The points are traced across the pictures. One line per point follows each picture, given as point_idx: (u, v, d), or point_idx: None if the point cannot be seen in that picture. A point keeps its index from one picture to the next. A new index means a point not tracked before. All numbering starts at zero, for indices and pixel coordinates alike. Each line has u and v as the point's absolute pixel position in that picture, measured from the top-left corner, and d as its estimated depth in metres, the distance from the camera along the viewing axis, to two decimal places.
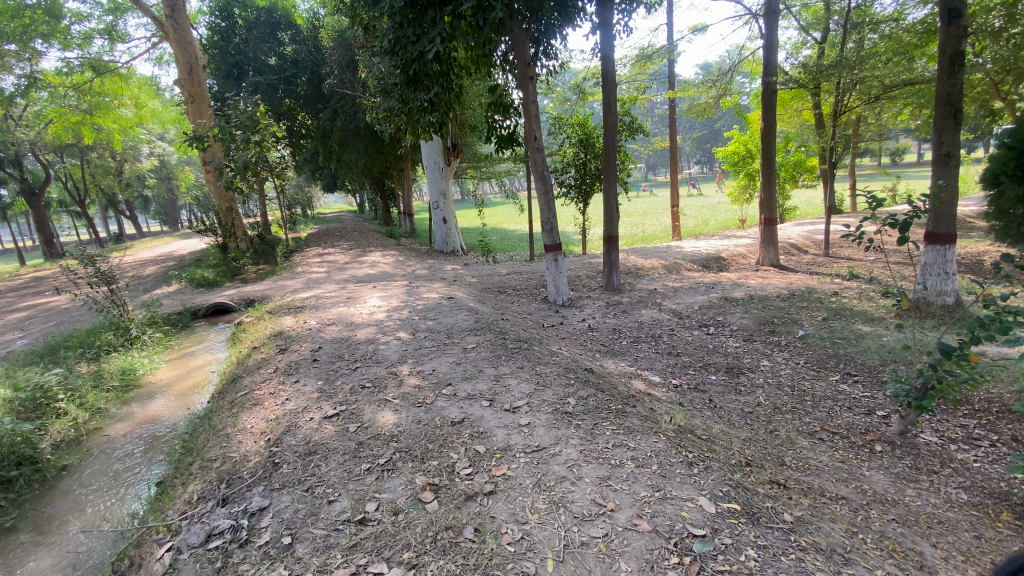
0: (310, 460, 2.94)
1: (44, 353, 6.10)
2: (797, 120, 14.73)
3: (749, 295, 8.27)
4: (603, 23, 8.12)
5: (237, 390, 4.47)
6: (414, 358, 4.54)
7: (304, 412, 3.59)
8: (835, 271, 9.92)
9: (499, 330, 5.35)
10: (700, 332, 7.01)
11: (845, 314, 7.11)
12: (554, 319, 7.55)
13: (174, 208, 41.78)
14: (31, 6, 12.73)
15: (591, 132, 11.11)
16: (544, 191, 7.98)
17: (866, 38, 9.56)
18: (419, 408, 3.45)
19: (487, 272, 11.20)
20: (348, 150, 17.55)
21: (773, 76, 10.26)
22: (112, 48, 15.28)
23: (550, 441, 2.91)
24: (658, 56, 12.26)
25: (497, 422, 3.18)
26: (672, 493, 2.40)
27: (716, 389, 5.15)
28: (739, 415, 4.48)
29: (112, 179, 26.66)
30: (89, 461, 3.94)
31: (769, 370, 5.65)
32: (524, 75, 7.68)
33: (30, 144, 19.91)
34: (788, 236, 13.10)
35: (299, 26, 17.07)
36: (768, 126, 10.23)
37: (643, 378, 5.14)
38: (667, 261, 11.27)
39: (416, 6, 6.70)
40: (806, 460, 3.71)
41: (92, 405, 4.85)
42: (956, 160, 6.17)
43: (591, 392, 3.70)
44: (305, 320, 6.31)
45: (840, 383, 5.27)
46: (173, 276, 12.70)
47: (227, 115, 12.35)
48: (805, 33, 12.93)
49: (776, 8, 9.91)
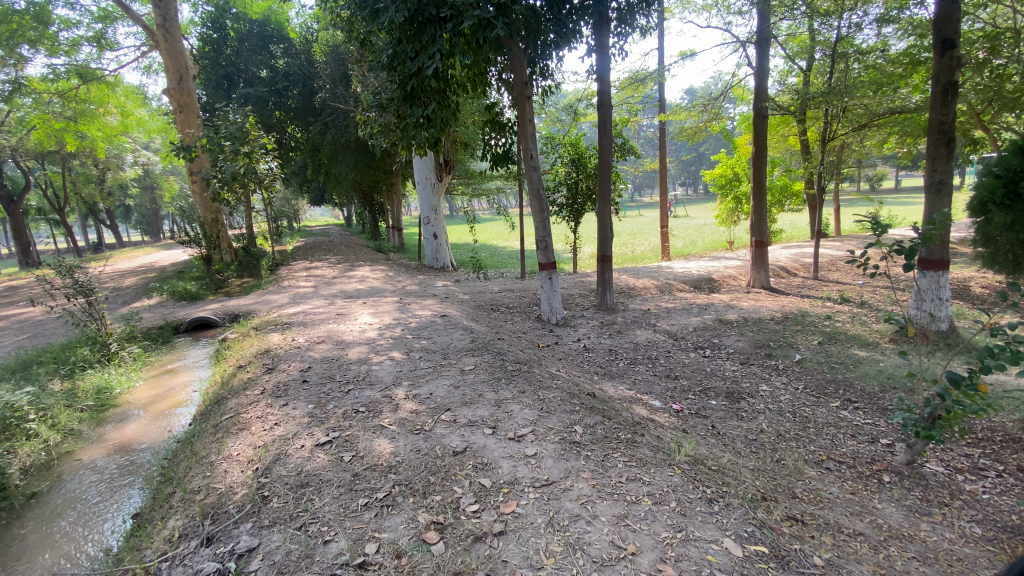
0: (302, 494, 2.73)
1: (15, 369, 5.76)
2: (783, 146, 15.04)
3: (743, 317, 8.24)
4: (599, 46, 8.18)
5: (222, 412, 4.23)
6: (410, 380, 4.36)
7: (294, 438, 3.38)
8: (825, 294, 9.99)
9: (496, 351, 5.19)
10: (697, 355, 6.92)
11: (840, 338, 7.10)
12: (549, 339, 7.42)
13: (157, 218, 41.06)
14: (19, 12, 12.42)
15: (583, 152, 11.13)
16: (539, 209, 7.90)
17: (852, 67, 9.83)
18: (418, 436, 3.27)
19: (479, 289, 11.05)
20: (338, 164, 17.41)
21: (764, 102, 10.42)
22: (100, 56, 15.04)
23: (560, 474, 2.75)
24: (650, 80, 12.45)
25: (502, 452, 3.02)
26: (695, 534, 2.27)
27: (718, 414, 5.03)
28: (744, 442, 4.37)
29: (94, 187, 26.12)
30: (60, 488, 3.66)
31: (769, 396, 5.56)
32: (521, 94, 7.65)
33: (10, 150, 19.43)
34: (777, 258, 13.22)
35: (291, 40, 17.14)
36: (760, 151, 10.35)
37: (642, 403, 5.00)
38: (659, 281, 11.25)
39: (415, 22, 6.67)
40: (817, 493, 3.59)
41: (64, 426, 4.56)
42: (949, 187, 6.26)
43: (598, 420, 3.55)
44: (293, 338, 6.08)
45: (841, 410, 5.20)
46: (154, 288, 12.35)
47: (217, 126, 12.14)
48: (791, 62, 13.30)
49: (767, 36, 10.12)
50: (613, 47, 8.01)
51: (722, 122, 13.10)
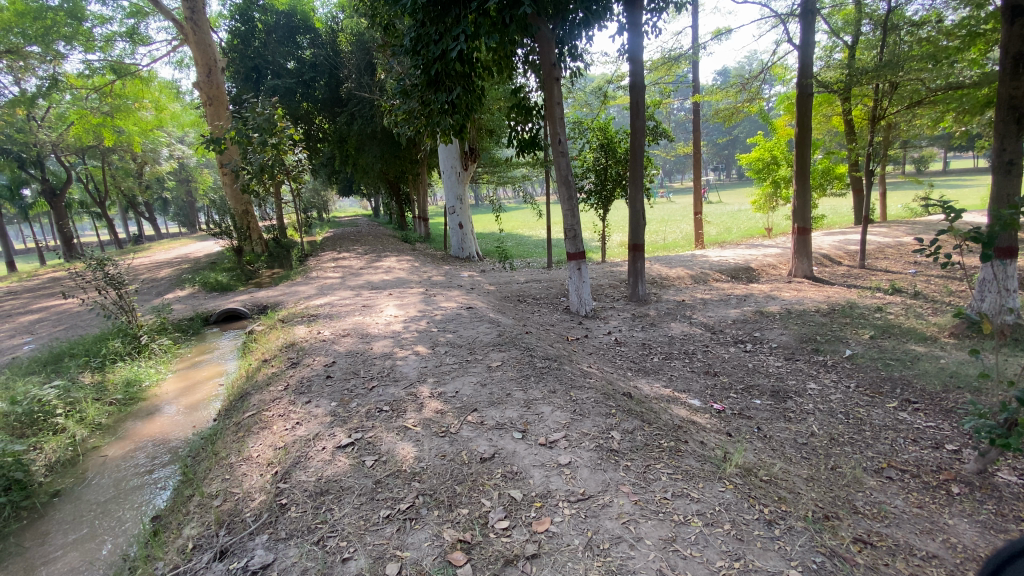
0: (321, 502, 2.57)
1: (48, 362, 5.86)
2: (824, 127, 14.28)
3: (786, 309, 7.76)
4: (631, 24, 7.74)
5: (245, 409, 4.13)
6: (435, 377, 4.18)
7: (315, 439, 3.24)
8: (874, 285, 9.38)
9: (525, 345, 4.96)
10: (737, 349, 6.54)
11: (895, 333, 6.60)
12: (578, 332, 7.14)
13: (192, 210, 42.13)
14: (55, 9, 12.71)
15: (612, 136, 10.69)
16: (567, 197, 7.58)
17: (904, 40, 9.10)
18: (443, 439, 3.07)
19: (505, 280, 10.82)
20: (364, 154, 17.37)
21: (808, 79, 9.75)
22: (134, 51, 15.28)
23: (598, 488, 2.50)
24: (684, 59, 11.91)
25: (533, 460, 2.78)
26: (755, 565, 2.00)
27: (764, 415, 4.69)
28: (794, 447, 4.04)
29: (132, 180, 26.90)
30: (84, 486, 3.63)
31: (819, 395, 5.17)
32: (549, 76, 7.28)
33: (52, 145, 20.09)
34: (819, 246, 12.53)
35: (318, 30, 16.87)
36: (803, 132, 9.71)
37: (681, 402, 4.70)
38: (693, 270, 10.78)
39: (438, 3, 6.37)
40: (881, 507, 3.25)
41: (92, 421, 4.57)
42: (1020, 168, 5.66)
43: (637, 424, 3.27)
44: (318, 331, 5.96)
45: (899, 411, 4.78)
46: (187, 279, 12.57)
47: (244, 118, 12.15)
48: (836, 37, 12.56)
49: (814, 8, 9.42)
50: (647, 25, 7.58)
51: (760, 103, 12.43)
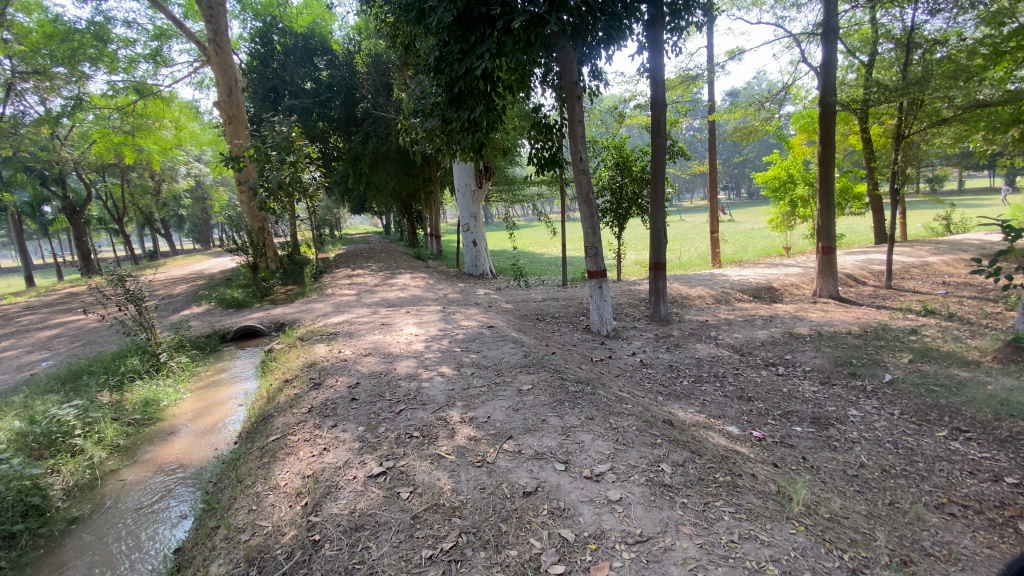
0: (357, 540, 2.41)
1: (66, 379, 5.77)
2: (843, 145, 14.13)
3: (817, 331, 7.49)
4: (652, 42, 7.70)
5: (268, 433, 3.98)
6: (464, 401, 3.99)
7: (345, 468, 3.07)
8: (904, 305, 9.13)
9: (554, 367, 4.76)
10: (769, 372, 6.30)
11: (934, 356, 6.33)
12: (602, 353, 6.94)
13: (207, 227, 42.71)
14: (81, 31, 12.82)
15: (628, 154, 10.61)
16: (588, 214, 7.41)
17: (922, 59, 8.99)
18: (481, 470, 2.89)
19: (522, 298, 10.68)
20: (379, 172, 17.46)
21: (831, 97, 9.59)
22: (156, 72, 15.59)
23: (656, 528, 2.33)
24: (702, 79, 11.85)
25: (580, 495, 2.60)
26: None
27: (807, 444, 4.45)
28: (845, 480, 3.80)
29: (150, 198, 27.30)
30: (102, 512, 3.47)
31: (861, 422, 4.92)
32: (571, 95, 7.20)
33: (74, 163, 20.45)
34: (841, 265, 12.27)
35: (335, 51, 17.12)
36: (827, 150, 9.57)
37: (719, 429, 4.45)
38: (715, 290, 10.55)
39: (463, 22, 6.33)
40: (951, 548, 3.00)
41: (110, 442, 4.44)
42: None
43: (686, 456, 3.08)
44: (339, 350, 5.82)
45: (950, 441, 4.51)
46: (203, 295, 12.60)
47: (264, 136, 12.30)
48: (852, 56, 12.58)
49: (835, 27, 9.33)
50: (668, 44, 7.53)
51: (777, 123, 12.29)
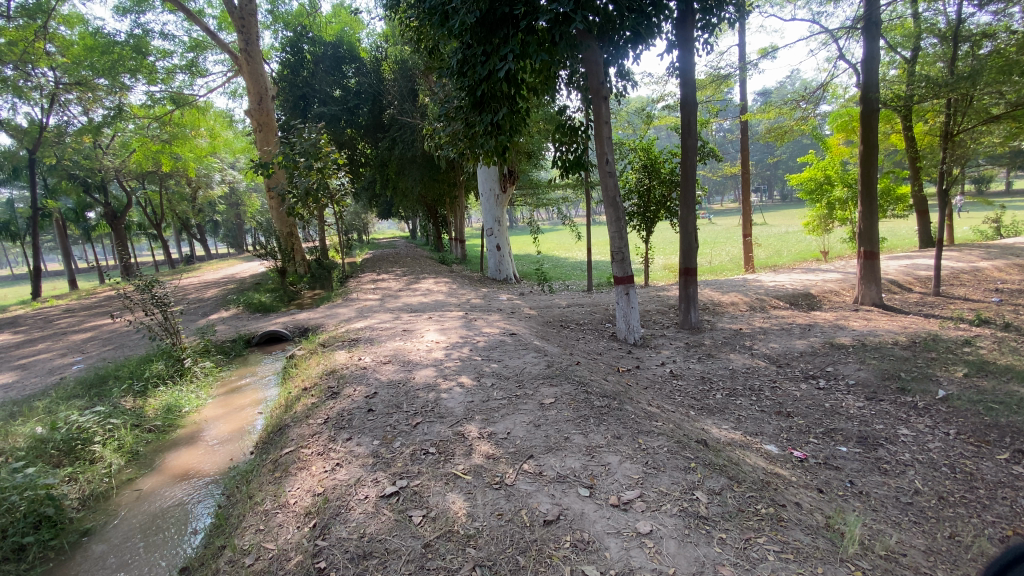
0: (364, 569, 2.25)
1: (92, 384, 5.83)
2: (885, 145, 13.43)
3: (860, 342, 7.03)
4: (682, 41, 7.39)
5: (283, 444, 3.87)
6: (482, 415, 3.80)
7: (357, 485, 2.93)
8: (955, 314, 8.54)
9: (578, 380, 4.51)
10: (809, 386, 5.91)
11: (992, 370, 5.81)
12: (629, 362, 6.68)
13: (240, 232, 43.82)
14: (121, 44, 13.19)
15: (656, 157, 10.28)
16: (615, 219, 7.13)
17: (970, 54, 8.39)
18: (498, 493, 2.70)
19: (546, 303, 10.47)
20: (404, 177, 17.52)
21: (874, 94, 9.05)
22: (192, 82, 16.04)
23: (690, 568, 2.10)
24: (733, 79, 11.44)
25: (606, 526, 2.38)
26: None
27: (853, 467, 4.10)
28: (899, 509, 3.46)
29: (186, 205, 28.14)
30: (114, 524, 3.41)
31: (913, 442, 4.52)
32: (597, 96, 6.94)
33: (115, 172, 21.18)
34: (884, 270, 11.65)
35: (363, 59, 17.32)
36: (869, 151, 9.05)
37: (755, 449, 4.15)
38: (748, 296, 10.12)
39: (486, 24, 6.18)
40: None
41: (129, 449, 4.43)
42: None
43: (723, 483, 2.82)
44: (358, 357, 5.72)
45: (1014, 465, 4.08)
46: (232, 299, 12.78)
47: (292, 143, 12.42)
48: (894, 52, 11.97)
49: (878, 20, 8.83)
50: (699, 41, 7.22)
51: (814, 121, 11.75)
